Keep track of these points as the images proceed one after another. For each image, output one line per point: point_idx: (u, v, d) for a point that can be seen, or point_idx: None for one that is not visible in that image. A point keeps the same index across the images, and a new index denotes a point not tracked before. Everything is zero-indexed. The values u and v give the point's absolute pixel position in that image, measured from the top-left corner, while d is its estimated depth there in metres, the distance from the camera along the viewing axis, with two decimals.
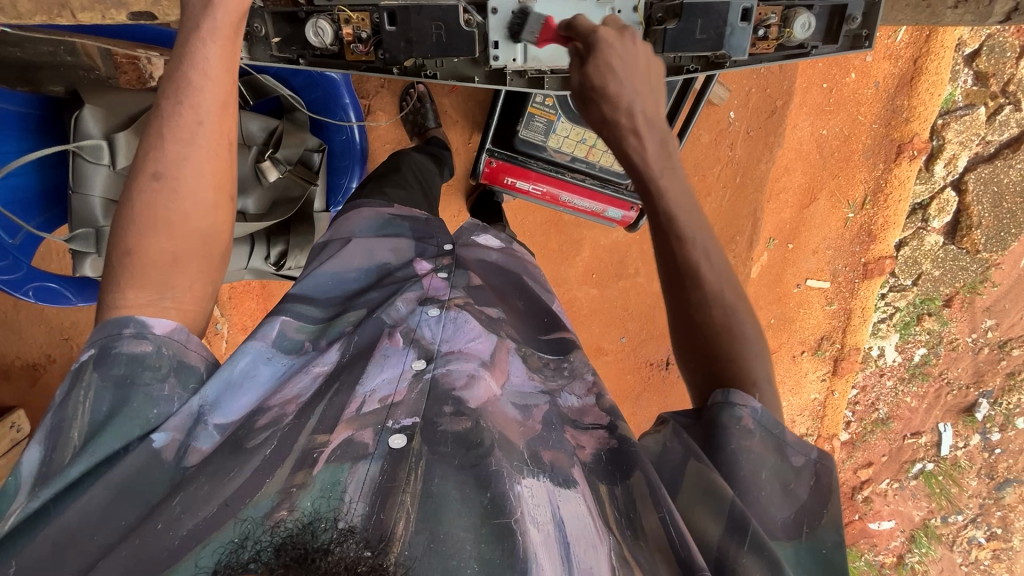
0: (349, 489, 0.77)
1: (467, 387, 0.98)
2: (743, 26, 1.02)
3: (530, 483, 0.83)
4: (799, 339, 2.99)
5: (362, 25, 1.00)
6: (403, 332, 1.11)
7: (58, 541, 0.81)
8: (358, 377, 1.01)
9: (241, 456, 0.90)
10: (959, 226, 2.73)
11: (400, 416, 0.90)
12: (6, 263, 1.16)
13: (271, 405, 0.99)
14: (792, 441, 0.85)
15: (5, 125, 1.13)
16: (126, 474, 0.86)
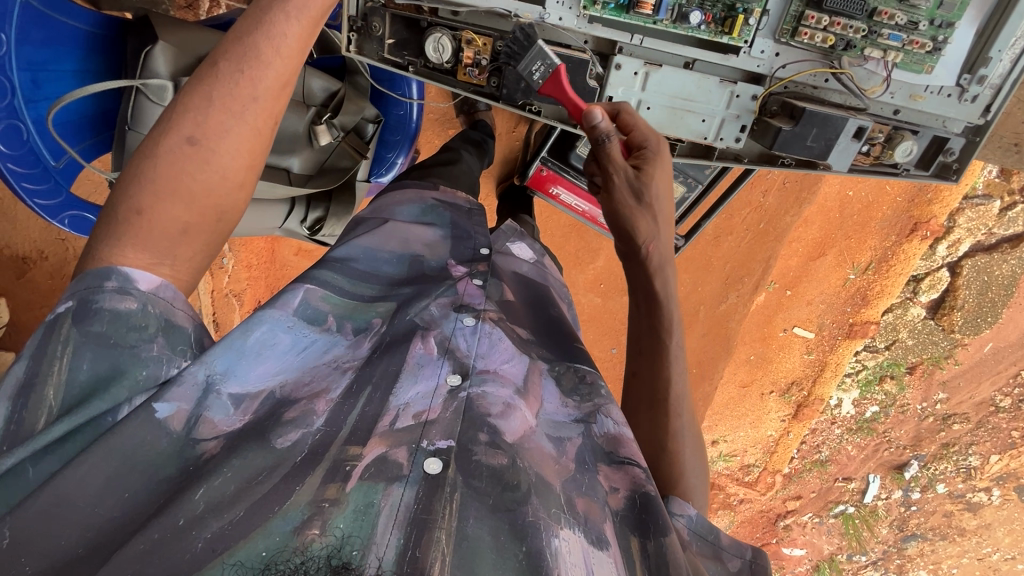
0: (381, 520, 0.66)
1: (504, 416, 0.83)
2: (853, 142, 1.13)
3: (566, 535, 0.72)
4: (771, 380, 3.14)
5: (484, 51, 1.14)
6: (437, 338, 0.94)
7: (44, 522, 0.63)
8: (390, 385, 0.85)
9: (270, 456, 0.73)
10: (942, 304, 2.81)
11: (435, 437, 0.76)
12: (47, 187, 1.10)
13: (299, 398, 0.82)
14: (726, 544, 0.89)
15: (66, 41, 1.06)
16: (129, 453, 0.68)
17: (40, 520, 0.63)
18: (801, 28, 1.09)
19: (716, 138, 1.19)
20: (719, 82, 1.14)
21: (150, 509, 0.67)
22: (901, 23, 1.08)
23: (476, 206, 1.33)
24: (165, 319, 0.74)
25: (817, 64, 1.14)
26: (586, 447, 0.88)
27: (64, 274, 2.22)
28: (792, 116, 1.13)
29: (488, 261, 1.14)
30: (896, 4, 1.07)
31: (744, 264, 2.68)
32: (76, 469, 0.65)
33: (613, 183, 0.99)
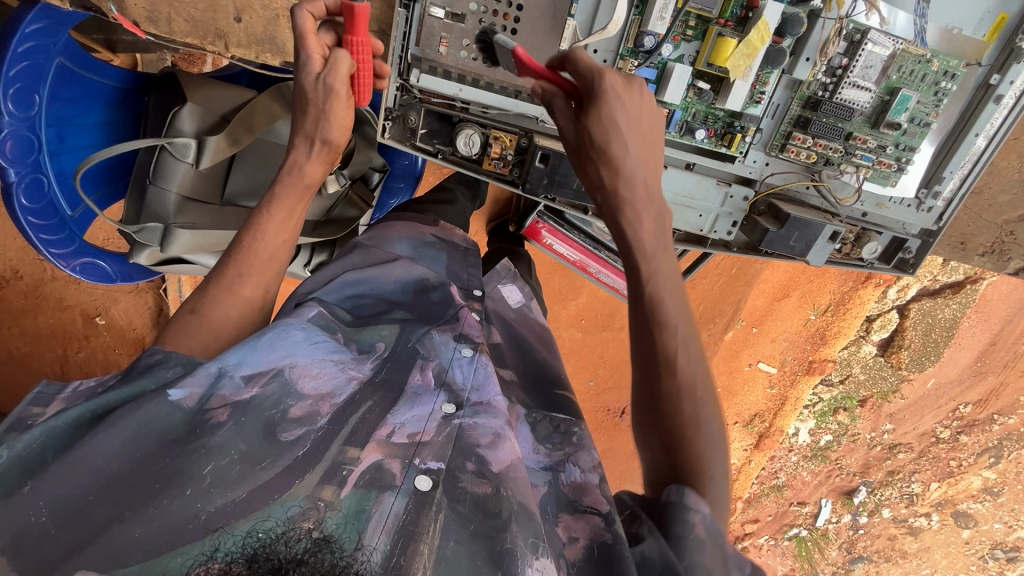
0: (370, 525, 0.67)
1: (492, 447, 0.83)
2: (827, 244, 1.25)
3: (541, 566, 0.70)
4: (735, 411, 3.30)
5: (509, 147, 1.14)
6: (435, 370, 0.97)
7: (63, 474, 0.66)
8: (388, 406, 0.87)
9: (275, 446, 0.75)
10: (892, 343, 3.03)
11: (427, 457, 0.79)
12: (62, 236, 1.11)
13: (304, 394, 0.83)
14: (732, 553, 0.75)
15: (95, 98, 1.09)
16: (144, 424, 0.72)
17: (55, 472, 0.66)
18: (789, 145, 1.22)
19: (710, 231, 1.29)
20: (715, 184, 1.26)
21: (160, 468, 0.69)
22: (872, 147, 1.23)
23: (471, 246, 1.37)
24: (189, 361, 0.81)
25: (799, 176, 1.28)
26: (549, 489, 0.86)
27: (39, 293, 2.16)
28: (777, 217, 1.25)
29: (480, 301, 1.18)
30: (868, 131, 1.22)
31: (716, 305, 2.84)
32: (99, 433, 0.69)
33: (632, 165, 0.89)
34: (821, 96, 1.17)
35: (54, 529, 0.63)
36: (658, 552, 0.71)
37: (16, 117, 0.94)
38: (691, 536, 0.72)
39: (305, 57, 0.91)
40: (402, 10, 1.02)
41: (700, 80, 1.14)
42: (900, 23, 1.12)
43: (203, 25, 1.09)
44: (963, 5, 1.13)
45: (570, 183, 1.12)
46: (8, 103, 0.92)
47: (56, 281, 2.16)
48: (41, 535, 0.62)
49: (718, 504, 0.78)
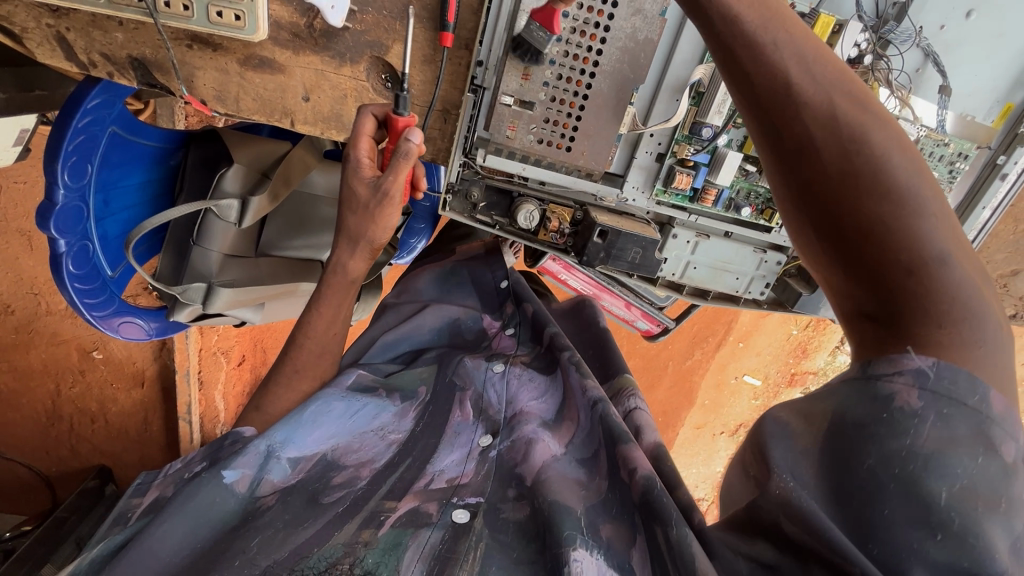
0: (406, 556, 0.69)
1: (529, 453, 0.84)
2: None
3: (581, 556, 0.66)
4: (721, 422, 3.41)
5: (567, 219, 0.97)
6: (473, 400, 0.96)
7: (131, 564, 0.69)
8: (428, 456, 0.88)
9: (316, 508, 0.79)
10: None
11: (465, 493, 0.79)
12: (102, 298, 1.09)
13: (346, 463, 0.86)
14: (989, 407, 0.49)
15: (137, 160, 1.07)
16: (199, 512, 0.75)
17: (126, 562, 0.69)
18: None
19: (743, 293, 1.10)
20: None
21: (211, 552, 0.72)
22: None
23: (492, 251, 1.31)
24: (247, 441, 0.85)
25: None
26: (589, 432, 0.86)
27: (31, 329, 2.05)
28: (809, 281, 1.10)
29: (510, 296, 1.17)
30: None
31: (709, 326, 2.94)
32: (155, 527, 0.71)
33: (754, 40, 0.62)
34: None
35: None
36: (834, 470, 0.53)
37: (71, 187, 0.94)
38: (887, 414, 0.51)
39: (355, 158, 0.87)
40: (467, 91, 0.87)
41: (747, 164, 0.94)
42: (925, 115, 0.96)
43: (271, 104, 0.89)
44: (980, 91, 0.97)
45: (629, 257, 0.97)
46: (65, 174, 0.91)
47: (48, 316, 2.05)
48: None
49: (967, 356, 0.51)
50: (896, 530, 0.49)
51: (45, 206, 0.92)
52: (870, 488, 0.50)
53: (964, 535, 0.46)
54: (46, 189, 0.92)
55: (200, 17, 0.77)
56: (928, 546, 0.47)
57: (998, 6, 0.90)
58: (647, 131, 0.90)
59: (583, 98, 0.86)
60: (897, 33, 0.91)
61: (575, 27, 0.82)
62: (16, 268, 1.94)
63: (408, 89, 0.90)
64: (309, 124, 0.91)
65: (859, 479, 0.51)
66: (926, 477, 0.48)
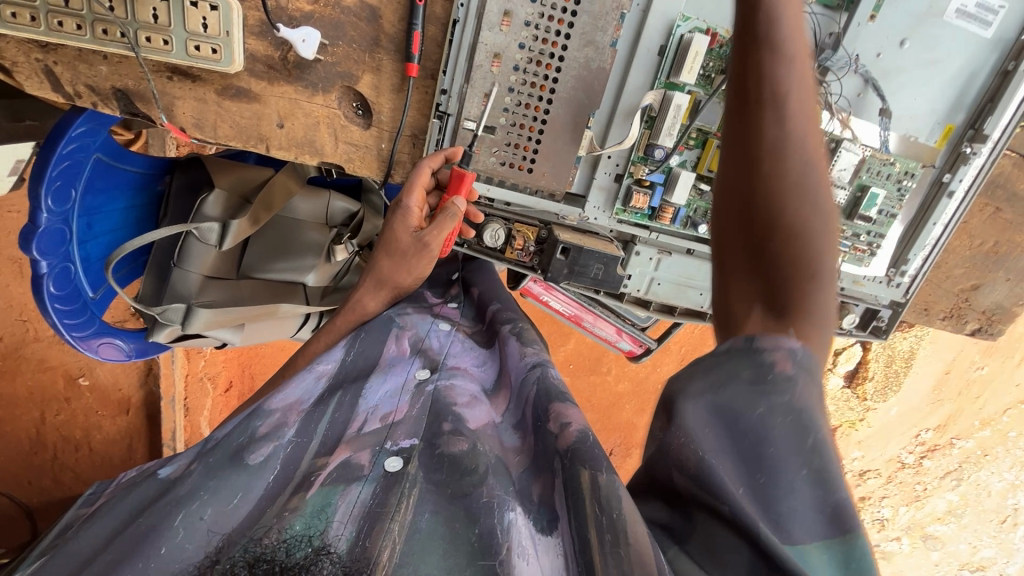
0: (338, 513, 0.63)
1: (468, 406, 0.82)
2: None
3: (519, 514, 0.64)
4: None
5: (531, 238, 1.00)
6: (411, 338, 0.97)
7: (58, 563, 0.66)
8: (360, 388, 0.86)
9: (243, 471, 0.72)
10: (856, 375, 2.96)
11: (400, 437, 0.75)
12: (83, 318, 1.12)
13: (272, 409, 0.82)
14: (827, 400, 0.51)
15: (122, 185, 1.12)
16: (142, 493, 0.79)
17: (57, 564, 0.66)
18: None
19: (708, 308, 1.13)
20: None
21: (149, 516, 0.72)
22: (849, 236, 1.08)
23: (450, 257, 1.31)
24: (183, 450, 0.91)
25: None
26: (520, 394, 0.85)
27: (18, 357, 2.06)
28: None
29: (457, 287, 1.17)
30: (845, 221, 1.07)
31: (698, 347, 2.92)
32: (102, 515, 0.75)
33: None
34: None
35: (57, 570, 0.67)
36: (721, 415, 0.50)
37: (54, 212, 0.97)
38: (768, 377, 0.49)
39: (406, 206, 0.94)
40: (432, 117, 0.92)
41: (701, 182, 0.98)
42: (867, 135, 1.01)
43: (247, 131, 0.94)
44: (920, 113, 1.02)
45: (592, 273, 1.00)
46: (48, 198, 0.95)
47: (37, 342, 2.07)
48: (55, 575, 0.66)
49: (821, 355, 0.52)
50: (768, 458, 0.48)
51: (27, 228, 0.96)
52: (753, 427, 0.49)
53: (818, 468, 0.48)
54: (30, 212, 0.95)
55: (179, 50, 0.83)
56: (795, 479, 0.48)
57: (927, 35, 0.97)
58: (604, 153, 0.95)
59: (541, 123, 0.92)
60: (834, 59, 0.95)
61: (530, 57, 0.87)
62: (6, 294, 1.97)
63: (377, 116, 0.95)
64: (283, 149, 0.96)
65: (745, 417, 0.49)
66: (801, 427, 0.48)
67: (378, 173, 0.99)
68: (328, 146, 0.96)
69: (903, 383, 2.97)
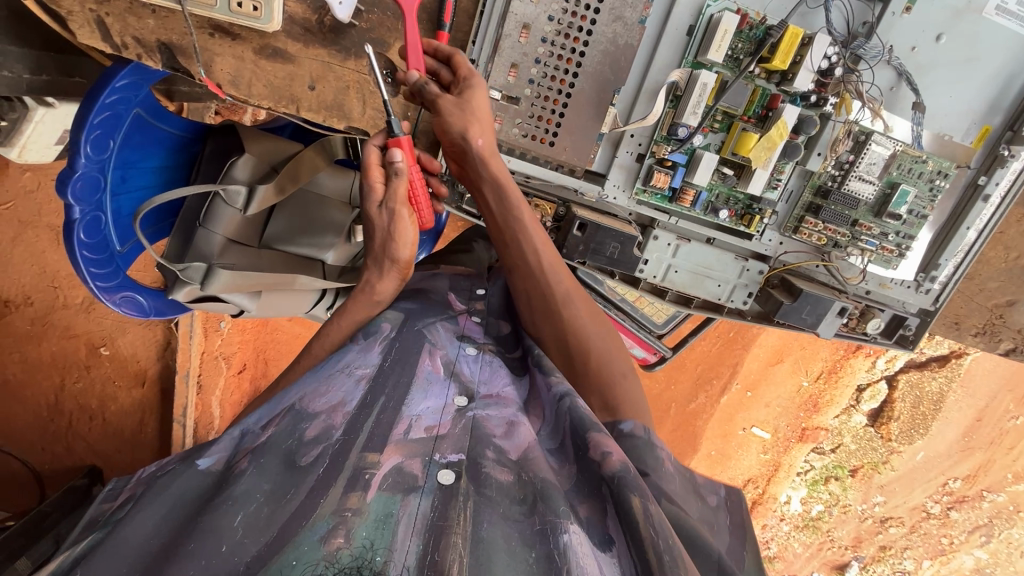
0: (399, 530, 0.58)
1: (506, 435, 0.78)
2: (835, 318, 1.07)
3: (575, 529, 0.64)
4: (730, 475, 3.15)
5: (549, 214, 1.01)
6: (444, 358, 0.90)
7: (102, 561, 0.55)
8: (401, 398, 0.79)
9: (298, 472, 0.66)
10: (881, 414, 2.93)
11: (447, 450, 0.71)
12: (108, 270, 1.15)
13: (316, 412, 0.75)
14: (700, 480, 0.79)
15: (159, 143, 1.16)
16: (170, 494, 0.64)
17: (96, 560, 0.55)
18: (801, 229, 1.04)
19: (726, 302, 1.10)
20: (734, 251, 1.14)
21: (189, 523, 0.60)
22: (877, 233, 1.05)
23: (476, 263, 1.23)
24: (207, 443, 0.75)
25: (809, 256, 1.08)
26: (555, 424, 0.82)
27: (47, 321, 2.15)
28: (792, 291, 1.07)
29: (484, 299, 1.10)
30: (872, 217, 1.04)
31: (714, 367, 2.83)
32: (125, 518, 0.60)
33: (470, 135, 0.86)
34: (831, 187, 1.01)
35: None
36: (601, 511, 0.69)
37: (92, 158, 1.01)
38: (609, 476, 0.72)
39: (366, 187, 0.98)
40: None
41: (724, 166, 0.97)
42: (899, 129, 0.99)
43: (280, 91, 0.97)
44: (955, 112, 1.00)
45: (608, 252, 0.99)
46: (87, 145, 0.99)
47: (66, 310, 2.15)
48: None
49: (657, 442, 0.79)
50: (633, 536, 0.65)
51: (65, 172, 0.99)
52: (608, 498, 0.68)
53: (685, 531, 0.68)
54: (69, 157, 0.99)
55: (223, 6, 0.86)
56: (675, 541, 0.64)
57: (965, 31, 0.95)
58: (628, 130, 0.95)
59: (566, 96, 0.92)
60: (867, 48, 0.94)
61: (560, 29, 0.89)
62: (42, 260, 2.08)
63: (405, 84, 0.98)
64: (313, 111, 0.98)
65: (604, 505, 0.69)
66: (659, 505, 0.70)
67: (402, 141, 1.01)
68: (355, 110, 0.99)
69: (929, 427, 2.95)
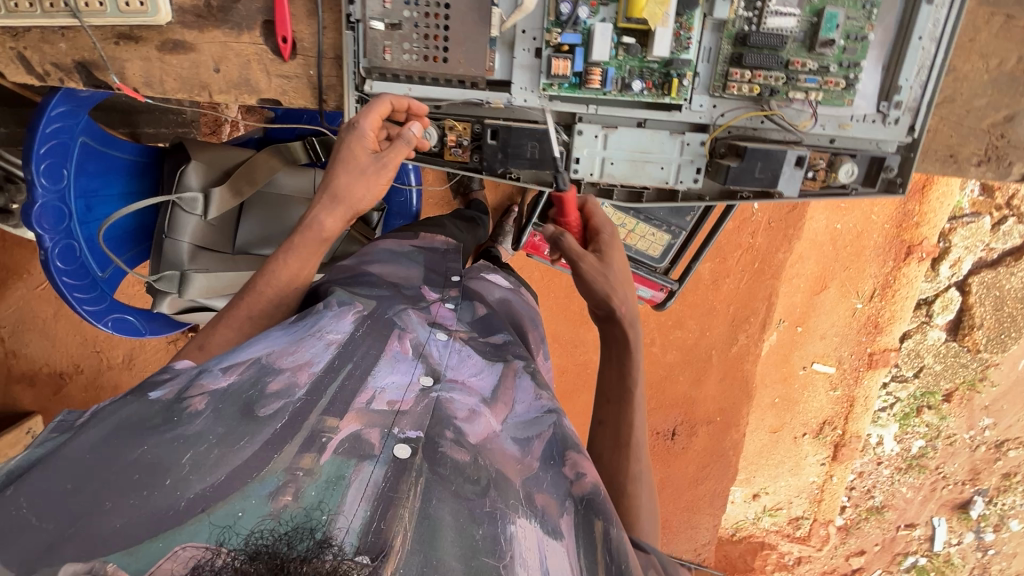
0: (348, 493, 0.60)
1: (469, 420, 0.75)
2: (795, 171, 0.99)
3: (523, 523, 0.65)
4: (802, 422, 2.83)
5: (465, 134, 1.02)
6: (413, 342, 0.86)
7: (46, 475, 0.59)
8: (368, 368, 0.79)
9: (253, 424, 0.67)
10: (961, 324, 2.62)
11: (406, 426, 0.70)
12: (94, 294, 1.22)
13: (282, 368, 0.76)
14: None
15: (116, 170, 1.25)
16: (124, 422, 0.65)
17: (39, 474, 0.59)
18: (729, 83, 0.97)
19: (675, 185, 1.04)
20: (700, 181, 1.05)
21: (137, 458, 0.61)
22: (815, 68, 0.97)
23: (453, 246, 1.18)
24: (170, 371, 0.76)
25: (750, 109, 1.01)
26: (534, 420, 0.81)
27: (97, 384, 2.24)
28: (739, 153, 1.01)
29: (460, 286, 1.03)
30: (806, 52, 0.97)
31: (747, 305, 2.52)
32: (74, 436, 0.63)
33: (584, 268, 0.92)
34: (748, 31, 0.95)
35: (34, 521, 0.55)
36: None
37: (49, 190, 1.10)
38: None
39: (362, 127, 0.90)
40: (344, 29, 0.95)
41: (625, 36, 0.94)
42: None
43: (190, 81, 1.03)
44: None
45: (528, 153, 0.99)
46: (41, 177, 1.08)
47: (110, 370, 2.24)
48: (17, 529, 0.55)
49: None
50: None
51: (27, 206, 1.09)
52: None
53: None
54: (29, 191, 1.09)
55: (113, 9, 0.94)
56: None
57: None
58: (516, 25, 0.94)
59: (445, 7, 0.92)
60: None
61: None
62: (80, 330, 2.19)
63: (300, 43, 1.01)
64: (224, 92, 1.04)
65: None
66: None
67: (312, 100, 1.04)
68: (261, 81, 1.03)
69: None
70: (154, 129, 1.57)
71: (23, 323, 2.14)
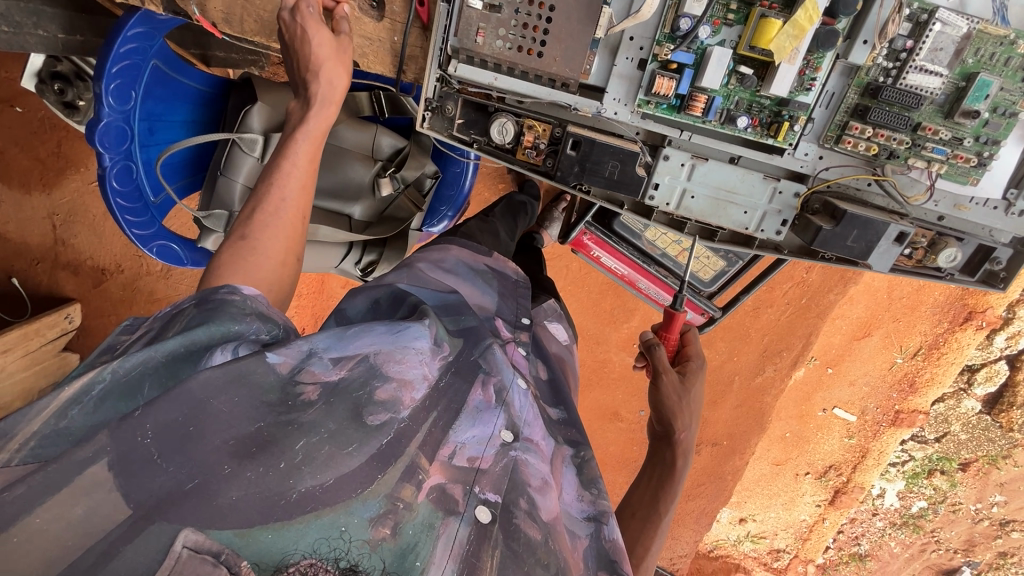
0: (437, 548, 0.62)
1: (541, 491, 0.75)
2: (893, 248, 0.91)
3: None
4: (807, 461, 2.77)
5: (544, 136, 0.94)
6: (497, 387, 0.84)
7: (173, 405, 0.60)
8: (451, 420, 0.76)
9: (362, 431, 0.67)
10: (1000, 399, 2.48)
11: (487, 487, 0.70)
12: (143, 219, 1.22)
13: (389, 375, 0.74)
14: None
15: (184, 98, 1.24)
16: (244, 376, 0.65)
17: (167, 402, 0.60)
18: (845, 137, 0.89)
19: (754, 232, 0.96)
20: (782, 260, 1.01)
21: (255, 432, 0.62)
22: (947, 138, 0.88)
23: (524, 280, 1.19)
24: (260, 317, 0.74)
25: (860, 171, 0.93)
26: (580, 523, 0.81)
27: (135, 287, 2.30)
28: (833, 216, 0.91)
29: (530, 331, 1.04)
30: (940, 119, 0.88)
31: (784, 338, 2.42)
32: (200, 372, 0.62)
33: (663, 382, 1.09)
34: (883, 83, 0.85)
35: (157, 458, 0.57)
36: None
37: (115, 109, 1.08)
38: None
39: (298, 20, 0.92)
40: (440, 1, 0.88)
41: (742, 66, 0.85)
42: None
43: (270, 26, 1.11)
44: None
45: (606, 171, 0.92)
46: (109, 96, 1.06)
47: (148, 276, 2.29)
48: (143, 463, 0.56)
49: None
50: None
51: (92, 121, 1.07)
52: None
53: None
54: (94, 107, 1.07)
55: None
56: None
57: None
58: (626, 31, 0.86)
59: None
60: None
61: None
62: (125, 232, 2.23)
63: (390, 6, 0.99)
64: None
65: None
66: None
67: (392, 68, 1.04)
68: None
69: None
70: (224, 52, 1.52)
71: (73, 215, 2.19)
